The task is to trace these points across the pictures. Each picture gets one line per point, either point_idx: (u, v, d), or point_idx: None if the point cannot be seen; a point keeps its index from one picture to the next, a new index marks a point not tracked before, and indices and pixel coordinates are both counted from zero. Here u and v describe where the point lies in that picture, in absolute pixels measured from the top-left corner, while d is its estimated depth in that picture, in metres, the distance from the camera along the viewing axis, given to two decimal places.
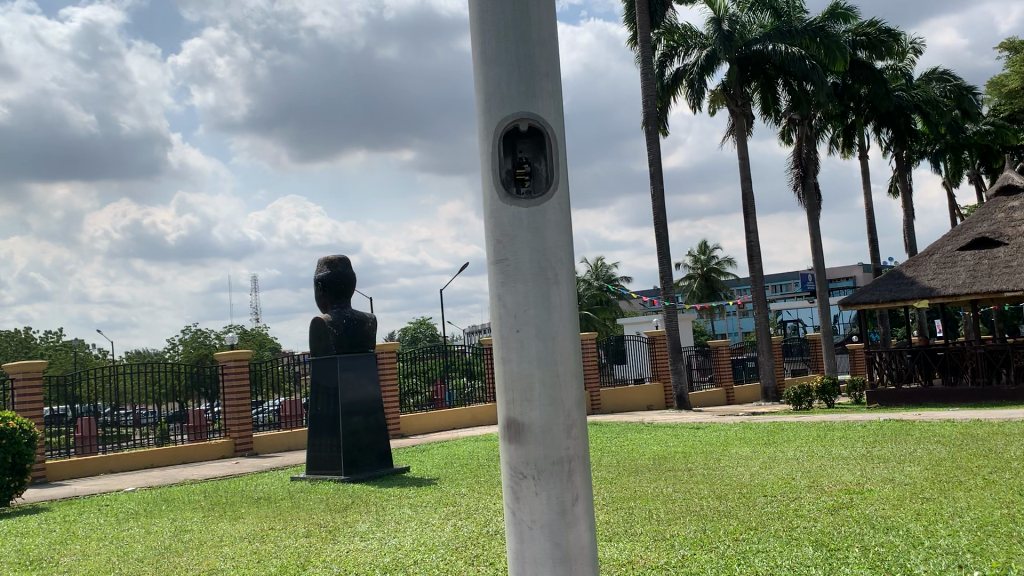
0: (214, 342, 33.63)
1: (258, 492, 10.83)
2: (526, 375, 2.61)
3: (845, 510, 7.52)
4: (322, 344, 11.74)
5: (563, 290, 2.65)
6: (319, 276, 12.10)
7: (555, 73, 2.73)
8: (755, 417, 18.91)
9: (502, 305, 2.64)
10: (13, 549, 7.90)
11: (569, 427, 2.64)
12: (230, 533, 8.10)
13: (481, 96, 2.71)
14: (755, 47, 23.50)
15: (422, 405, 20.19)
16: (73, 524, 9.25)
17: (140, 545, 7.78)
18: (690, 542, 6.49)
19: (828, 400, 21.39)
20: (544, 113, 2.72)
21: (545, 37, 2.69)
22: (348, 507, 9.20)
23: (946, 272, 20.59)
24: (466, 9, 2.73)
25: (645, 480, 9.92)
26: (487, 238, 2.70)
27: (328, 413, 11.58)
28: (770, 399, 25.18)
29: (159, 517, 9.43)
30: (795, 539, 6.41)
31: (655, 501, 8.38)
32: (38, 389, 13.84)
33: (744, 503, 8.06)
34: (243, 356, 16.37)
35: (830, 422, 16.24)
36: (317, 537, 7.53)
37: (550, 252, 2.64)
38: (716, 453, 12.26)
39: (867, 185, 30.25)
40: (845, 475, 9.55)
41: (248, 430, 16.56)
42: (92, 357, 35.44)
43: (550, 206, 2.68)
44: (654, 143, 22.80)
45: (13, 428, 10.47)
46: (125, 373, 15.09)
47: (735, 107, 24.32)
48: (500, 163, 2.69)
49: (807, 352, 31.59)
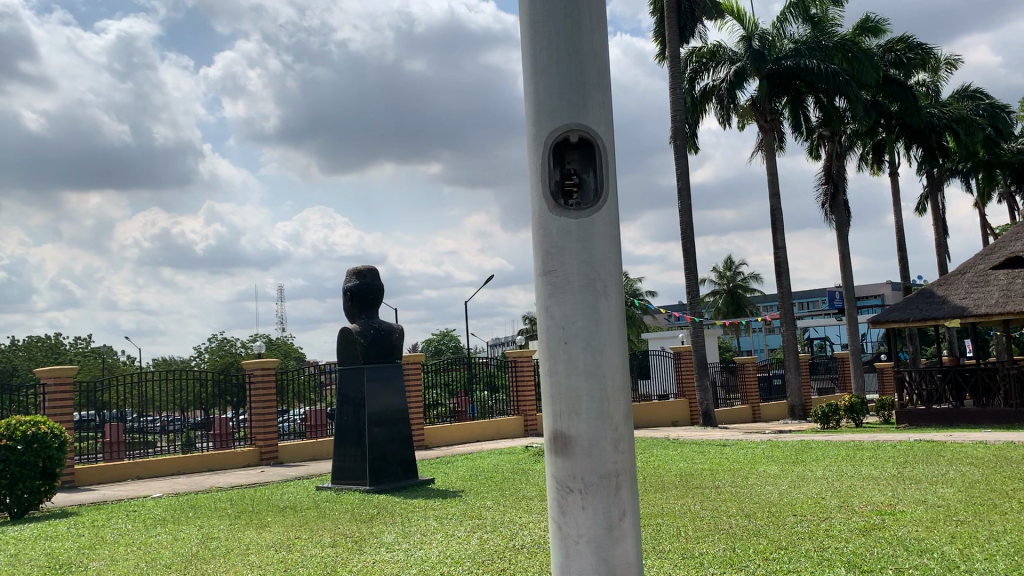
0: (239, 350, 34.00)
1: (284, 500, 10.89)
2: (574, 389, 2.59)
3: (878, 531, 7.40)
4: (350, 353, 11.80)
5: (612, 303, 2.63)
6: (348, 285, 12.16)
7: (605, 85, 2.73)
8: (782, 436, 18.74)
9: (551, 317, 2.62)
10: (43, 552, 7.99)
11: (617, 442, 2.62)
12: (258, 541, 8.13)
13: (532, 106, 2.71)
14: (786, 62, 23.41)
15: (444, 416, 20.15)
16: (103, 529, 9.34)
17: (167, 551, 7.83)
18: (719, 561, 6.41)
19: (856, 420, 21.20)
20: (593, 123, 2.71)
21: (596, 47, 2.69)
22: (373, 518, 9.19)
23: (978, 291, 20.25)
24: (517, 22, 2.73)
25: (672, 497, 9.85)
26: (536, 250, 2.69)
27: (353, 423, 11.60)
28: (797, 417, 24.96)
29: (186, 523, 9.49)
30: (827, 560, 6.32)
31: (682, 519, 8.32)
32: (68, 396, 13.99)
33: (773, 522, 7.97)
34: (270, 365, 16.43)
35: (858, 442, 16.02)
36: (344, 547, 7.52)
37: (600, 263, 2.62)
38: (744, 471, 12.12)
39: (897, 202, 29.91)
40: (877, 496, 9.41)
41: (273, 438, 16.64)
42: (120, 364, 36.01)
43: (599, 216, 2.67)
44: (682, 158, 22.69)
45: (44, 432, 10.59)
46: (152, 380, 15.24)
47: (764, 122, 24.23)
48: (549, 173, 2.67)
49: (834, 370, 31.27)
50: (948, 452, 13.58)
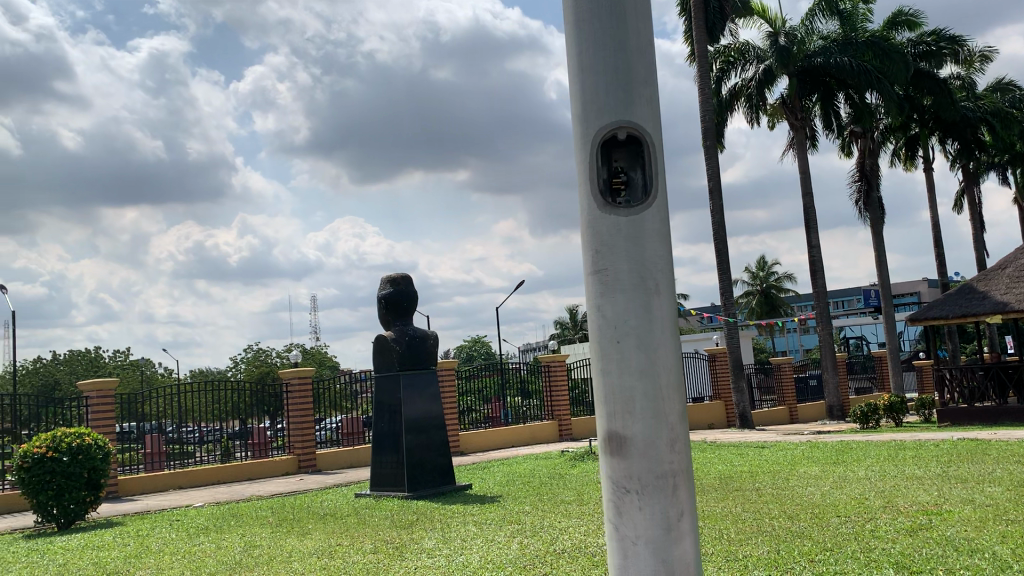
0: (275, 360, 34.34)
1: (324, 508, 10.93)
2: (628, 390, 2.58)
3: (925, 532, 7.27)
4: (386, 360, 11.84)
5: (665, 301, 2.62)
6: (382, 293, 12.22)
7: (652, 80, 2.71)
8: (823, 437, 18.48)
9: (603, 316, 2.61)
10: (91, 561, 8.12)
11: (673, 441, 2.60)
12: (300, 548, 8.19)
13: (578, 106, 2.71)
14: (815, 59, 23.20)
15: (479, 422, 20.17)
16: (147, 538, 9.46)
17: (212, 559, 7.90)
18: (765, 563, 6.35)
19: (895, 419, 20.89)
20: (641, 121, 2.70)
21: (643, 44, 2.68)
22: (413, 524, 9.23)
23: (1019, 286, 19.82)
24: (561, 21, 2.73)
25: (714, 499, 9.77)
26: (586, 250, 2.69)
27: (389, 430, 11.67)
28: (835, 417, 24.67)
29: (228, 532, 9.58)
30: (874, 561, 6.23)
31: (724, 521, 8.25)
32: (110, 408, 14.18)
33: (817, 524, 7.85)
34: (306, 373, 16.59)
35: (900, 441, 15.76)
36: (385, 554, 7.55)
37: (651, 262, 2.61)
38: (784, 472, 11.99)
39: (933, 197, 29.46)
40: (922, 496, 9.25)
41: (311, 446, 16.76)
42: (158, 376, 36.58)
43: (649, 214, 2.66)
44: (712, 159, 22.53)
45: (88, 443, 10.76)
46: (190, 391, 15.43)
47: (795, 120, 23.97)
48: (597, 172, 2.69)
49: (871, 369, 30.87)
50: (993, 450, 13.33)
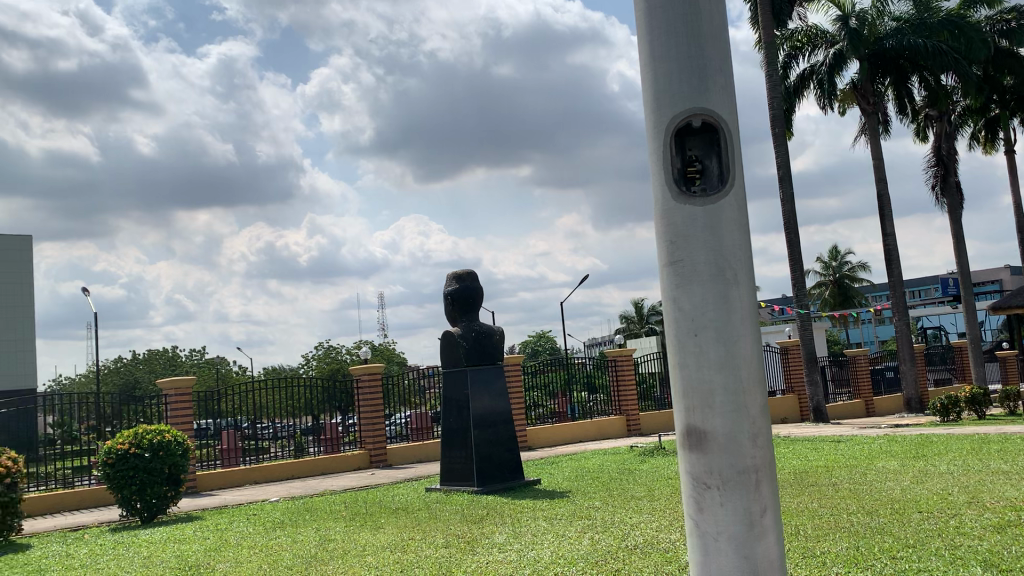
0: (345, 357, 34.90)
1: (395, 503, 11.05)
2: (707, 384, 2.52)
3: (1015, 529, 6.98)
4: (453, 356, 11.90)
5: (743, 291, 2.56)
6: (448, 290, 12.28)
7: (727, 66, 2.64)
8: (900, 431, 17.93)
9: (680, 308, 2.55)
10: (173, 554, 8.36)
11: (755, 436, 2.53)
12: (373, 542, 8.28)
13: (650, 95, 2.65)
14: (887, 42, 22.48)
15: (545, 417, 20.27)
16: (225, 532, 9.70)
17: (288, 553, 8.05)
18: (844, 559, 6.17)
19: (977, 411, 20.13)
20: (717, 108, 2.63)
21: (717, 29, 2.61)
22: (483, 518, 9.27)
23: None
24: (632, 9, 2.67)
25: (789, 494, 9.55)
26: (661, 239, 2.63)
27: (459, 426, 11.75)
28: (914, 410, 23.92)
29: (303, 526, 9.75)
30: (960, 558, 6.01)
31: (800, 517, 8.06)
32: (188, 405, 14.58)
33: (898, 520, 7.62)
34: (376, 370, 16.79)
35: (983, 435, 15.19)
36: (457, 548, 7.60)
37: (729, 251, 2.54)
38: (860, 467, 11.67)
39: (1015, 181, 28.29)
40: (1009, 491, 8.88)
41: (382, 441, 16.97)
42: (234, 374, 37.57)
43: (726, 203, 2.59)
44: (781, 147, 22.03)
45: (167, 439, 11.07)
46: (264, 388, 15.77)
47: (866, 105, 23.29)
48: (672, 161, 2.63)
49: (951, 361, 29.85)
50: None
